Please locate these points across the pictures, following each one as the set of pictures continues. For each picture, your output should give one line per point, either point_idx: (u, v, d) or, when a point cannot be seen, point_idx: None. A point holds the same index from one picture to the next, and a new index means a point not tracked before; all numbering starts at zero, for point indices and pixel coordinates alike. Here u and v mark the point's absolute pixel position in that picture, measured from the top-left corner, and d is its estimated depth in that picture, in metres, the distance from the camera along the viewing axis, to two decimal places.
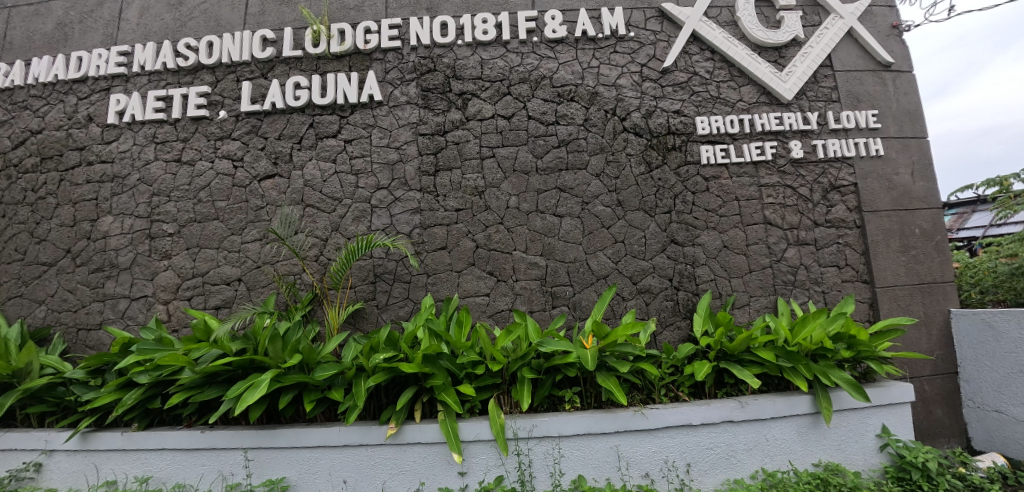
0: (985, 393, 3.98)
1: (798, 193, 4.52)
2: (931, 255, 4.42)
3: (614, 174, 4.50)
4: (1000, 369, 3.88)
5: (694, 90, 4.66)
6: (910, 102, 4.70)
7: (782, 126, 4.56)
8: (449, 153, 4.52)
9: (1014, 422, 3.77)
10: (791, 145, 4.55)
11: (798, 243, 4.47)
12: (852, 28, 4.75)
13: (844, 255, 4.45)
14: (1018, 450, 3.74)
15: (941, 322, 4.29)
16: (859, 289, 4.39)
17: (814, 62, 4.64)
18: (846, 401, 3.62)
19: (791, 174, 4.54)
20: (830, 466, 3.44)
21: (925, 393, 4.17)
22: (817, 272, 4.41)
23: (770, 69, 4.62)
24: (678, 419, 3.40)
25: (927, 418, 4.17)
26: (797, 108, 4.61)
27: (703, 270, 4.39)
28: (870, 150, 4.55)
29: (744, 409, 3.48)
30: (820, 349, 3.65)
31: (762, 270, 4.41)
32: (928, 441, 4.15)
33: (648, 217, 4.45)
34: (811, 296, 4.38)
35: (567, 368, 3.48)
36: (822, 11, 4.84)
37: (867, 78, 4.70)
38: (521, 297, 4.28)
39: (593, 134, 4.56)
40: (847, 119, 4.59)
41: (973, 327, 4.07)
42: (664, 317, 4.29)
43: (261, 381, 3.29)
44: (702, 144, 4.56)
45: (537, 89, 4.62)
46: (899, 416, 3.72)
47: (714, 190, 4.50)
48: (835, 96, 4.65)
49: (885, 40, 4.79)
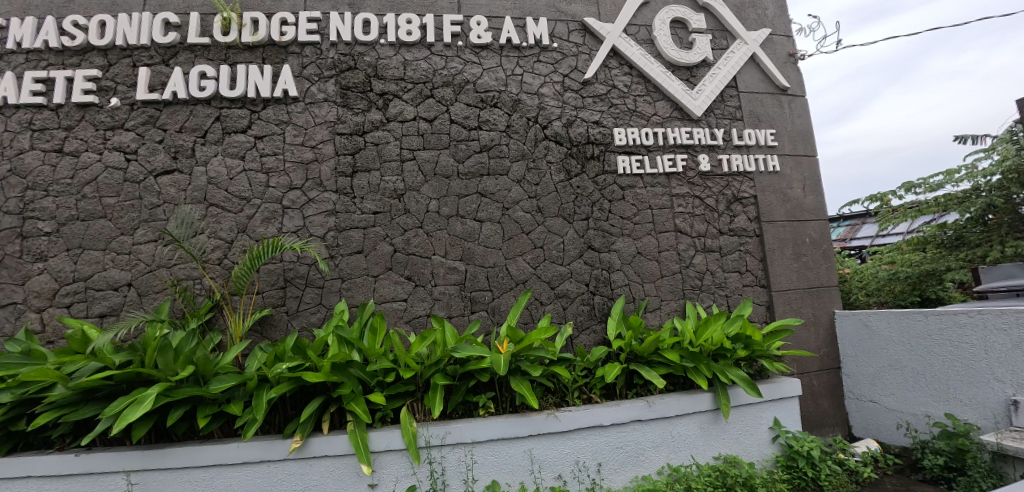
0: (862, 385, 4.44)
1: (705, 203, 4.83)
2: (818, 262, 4.89)
3: (534, 181, 4.59)
4: (873, 364, 4.34)
5: (613, 102, 4.85)
6: (803, 123, 5.18)
7: (691, 140, 4.86)
8: (368, 154, 4.38)
9: (885, 410, 4.23)
10: (699, 159, 4.86)
11: (705, 250, 4.77)
12: (754, 54, 5.15)
13: (744, 262, 4.80)
14: (887, 435, 4.21)
15: (826, 323, 4.75)
16: (757, 292, 4.76)
17: (721, 82, 4.99)
18: (742, 398, 3.90)
19: (699, 185, 4.85)
20: (729, 458, 3.68)
21: (813, 387, 4.59)
22: (721, 277, 4.74)
23: (682, 86, 4.91)
24: (589, 420, 3.50)
25: (815, 410, 4.58)
26: (705, 124, 4.94)
27: (618, 275, 4.57)
28: (768, 166, 4.96)
29: (651, 408, 3.65)
30: (720, 349, 3.91)
31: (672, 276, 4.67)
32: (816, 430, 4.57)
33: (566, 223, 4.57)
34: (715, 300, 4.69)
35: (480, 373, 3.46)
36: (729, 36, 5.21)
37: (766, 99, 5.13)
38: (439, 302, 4.23)
39: (515, 140, 4.61)
40: (749, 136, 4.98)
41: (853, 327, 4.54)
42: (581, 321, 4.42)
43: (146, 396, 2.99)
44: (619, 155, 4.75)
45: (460, 93, 4.60)
46: (788, 409, 4.06)
47: (630, 198, 4.70)
48: (739, 115, 5.03)
49: (782, 66, 5.24)
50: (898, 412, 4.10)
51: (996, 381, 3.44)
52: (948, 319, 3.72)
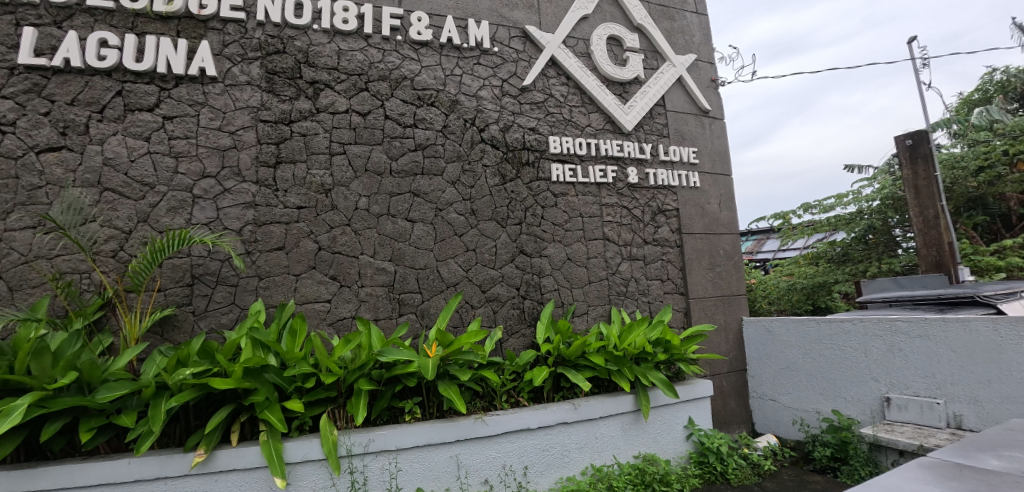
0: (764, 385, 4.85)
1: (632, 214, 5.06)
2: (729, 272, 5.29)
3: (469, 183, 4.56)
4: (774, 366, 4.75)
5: (550, 111, 4.95)
6: (721, 144, 5.60)
7: (622, 153, 5.08)
8: (294, 144, 4.13)
9: (783, 408, 4.64)
10: (628, 171, 5.09)
11: (630, 258, 4.99)
12: (681, 76, 5.49)
13: (666, 270, 5.08)
14: (784, 431, 4.63)
15: (735, 328, 5.15)
16: (676, 299, 5.06)
17: (651, 100, 5.26)
18: (660, 399, 4.11)
19: (627, 196, 5.07)
20: (647, 456, 3.86)
21: (723, 388, 4.93)
22: (644, 284, 4.98)
23: (615, 101, 5.13)
24: (516, 424, 3.51)
25: (724, 408, 4.92)
26: (635, 138, 5.18)
27: (548, 280, 4.66)
28: (689, 182, 5.30)
29: (576, 410, 3.74)
30: (641, 353, 4.10)
31: (599, 282, 4.84)
32: (723, 428, 4.90)
33: (499, 227, 4.59)
34: (638, 306, 4.92)
35: (407, 378, 3.36)
36: (660, 57, 5.51)
37: (690, 119, 5.48)
38: (365, 304, 4.07)
39: (451, 141, 4.56)
40: (673, 153, 5.29)
41: (757, 332, 4.95)
42: (510, 325, 4.45)
43: (13, 408, 2.57)
44: (553, 162, 4.85)
45: (397, 89, 4.48)
46: (701, 409, 4.33)
47: (562, 205, 4.82)
48: (665, 132, 5.33)
49: (705, 89, 5.63)
50: (794, 410, 4.52)
51: (872, 381, 3.89)
52: (836, 326, 4.14)
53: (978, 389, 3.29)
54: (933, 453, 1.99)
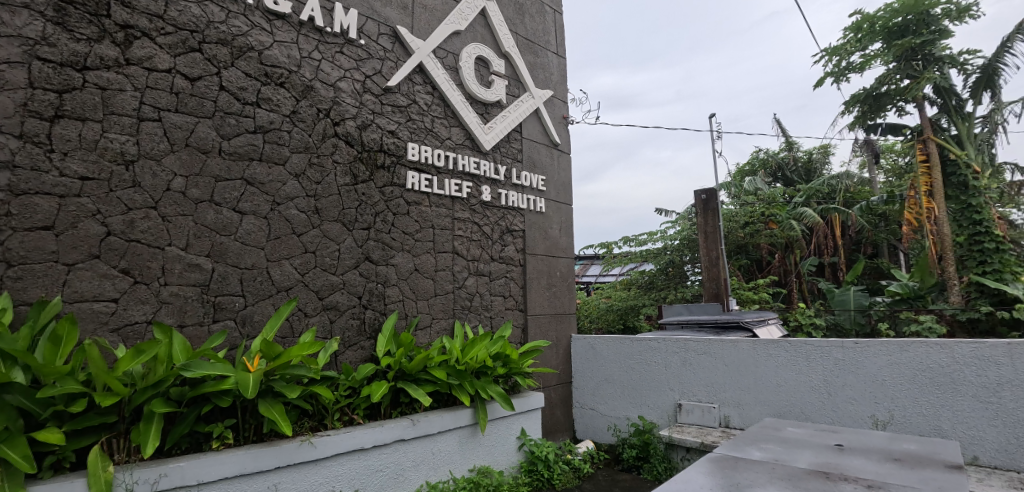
0: (585, 396, 5.35)
1: (482, 230, 5.17)
2: (563, 292, 5.78)
3: (315, 178, 4.14)
4: (594, 379, 5.29)
5: (412, 117, 4.83)
6: (565, 176, 6.13)
7: (478, 170, 5.19)
8: (85, 97, 3.21)
9: (600, 416, 5.18)
10: (482, 189, 5.22)
11: (477, 274, 5.09)
12: (538, 108, 5.89)
13: (508, 288, 5.30)
14: (599, 436, 5.17)
15: (564, 344, 5.60)
16: (516, 315, 5.30)
17: (509, 125, 5.52)
18: (497, 411, 4.22)
19: (480, 213, 5.18)
20: (481, 469, 3.92)
21: (551, 399, 5.28)
22: (487, 300, 5.11)
23: (477, 119, 5.24)
24: (349, 444, 3.23)
25: (551, 418, 5.25)
26: (492, 159, 5.36)
27: (393, 290, 4.47)
28: (536, 207, 5.67)
29: (415, 426, 3.61)
30: (482, 367, 4.16)
31: (444, 295, 4.82)
32: (550, 436, 5.20)
33: (345, 230, 4.25)
34: (480, 320, 5.02)
35: (218, 397, 2.84)
36: (521, 87, 5.83)
37: (542, 149, 5.89)
38: (168, 306, 3.35)
39: (298, 129, 4.10)
40: (524, 178, 5.61)
41: (582, 348, 5.46)
42: (348, 337, 4.12)
43: None
44: (409, 170, 4.72)
45: (239, 59, 3.86)
46: (533, 419, 4.57)
47: (414, 214, 4.70)
48: (519, 157, 5.63)
49: (556, 125, 6.13)
50: (608, 417, 5.09)
51: (669, 390, 4.60)
52: (644, 344, 4.81)
53: (741, 395, 4.13)
54: (717, 449, 2.35)
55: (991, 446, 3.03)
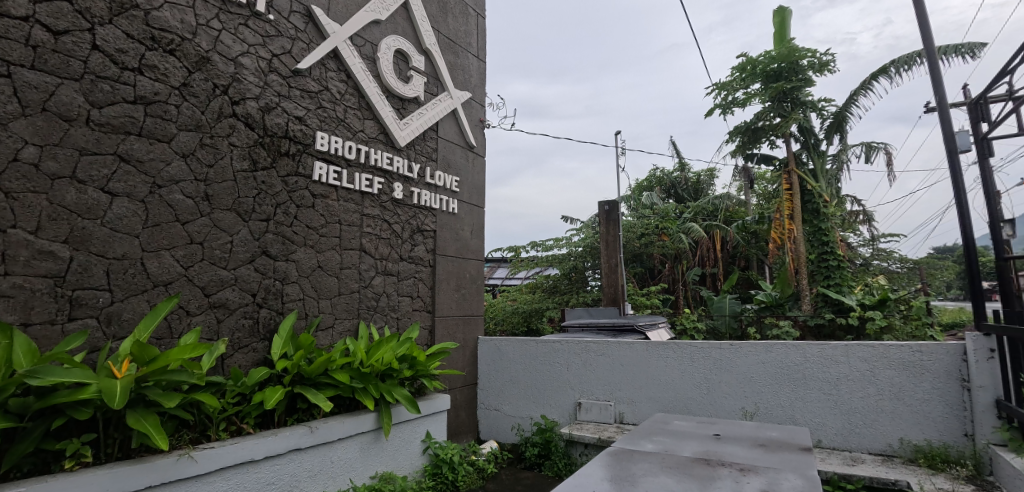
0: (490, 397, 5.41)
1: (392, 228, 5.00)
2: (471, 294, 5.79)
3: (207, 161, 3.71)
4: (499, 380, 5.37)
5: (322, 104, 4.54)
6: (479, 179, 6.14)
7: (391, 166, 5.02)
8: None
9: (504, 416, 5.27)
10: (394, 186, 5.05)
11: (384, 273, 4.90)
12: (455, 109, 5.87)
13: (417, 288, 5.17)
14: (502, 436, 5.26)
15: (471, 346, 5.60)
16: (423, 316, 5.19)
17: (426, 123, 5.41)
18: (402, 415, 4.10)
19: (390, 211, 5.01)
20: (384, 475, 3.78)
21: (456, 401, 5.26)
22: (395, 300, 4.95)
23: (393, 114, 5.07)
24: (237, 457, 2.93)
25: (456, 420, 5.22)
26: (406, 156, 5.21)
27: (292, 288, 4.15)
28: (448, 208, 5.61)
29: (313, 434, 3.38)
30: (387, 370, 4.01)
31: (349, 294, 4.59)
32: (454, 438, 5.17)
33: (239, 220, 3.86)
34: (386, 322, 4.85)
35: (75, 409, 2.42)
36: (440, 86, 5.76)
37: (457, 151, 5.85)
38: (7, 301, 2.77)
39: (189, 104, 3.64)
40: (438, 178, 5.53)
41: (488, 350, 5.51)
42: (238, 339, 3.75)
43: None
44: (317, 160, 4.43)
45: (119, 15, 3.33)
46: (438, 422, 4.51)
47: (320, 208, 4.41)
48: (434, 157, 5.54)
49: (473, 127, 6.13)
50: (512, 417, 5.20)
51: (570, 390, 4.83)
52: (549, 346, 5.00)
53: (634, 392, 4.47)
54: (615, 443, 2.52)
55: (831, 430, 3.62)
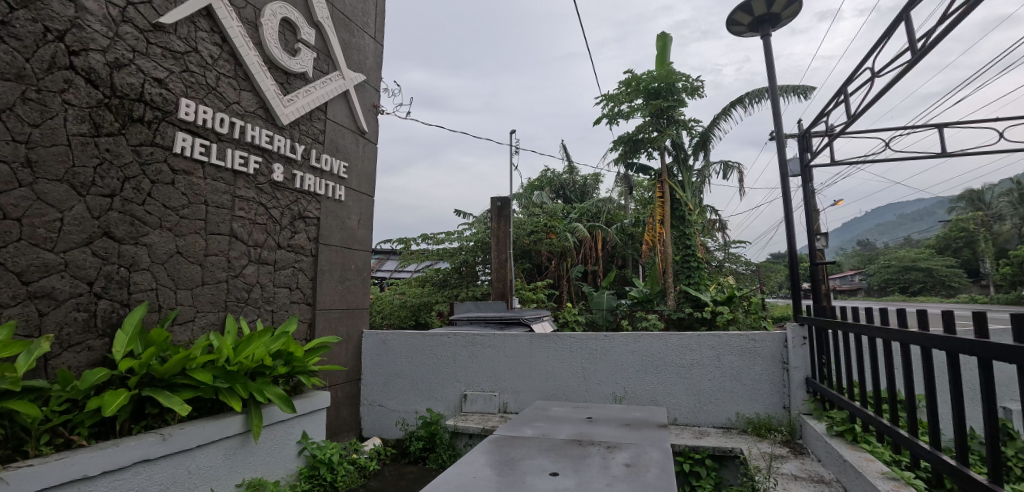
0: (374, 393, 5.24)
1: (269, 214, 4.56)
2: (357, 287, 5.44)
3: (30, 118, 3.13)
4: (384, 375, 5.22)
5: (189, 68, 4.03)
6: (369, 166, 5.78)
7: (271, 145, 4.57)
8: None
9: (388, 412, 5.15)
10: (274, 167, 4.61)
11: (258, 262, 4.46)
12: (347, 91, 5.50)
13: (296, 279, 4.77)
14: (386, 432, 5.14)
15: (355, 341, 5.33)
16: (302, 309, 4.79)
17: (314, 101, 5.01)
18: (275, 415, 3.77)
19: (268, 194, 4.56)
20: (252, 482, 3.46)
21: (337, 398, 4.99)
22: (269, 292, 4.53)
23: (275, 88, 4.64)
24: (62, 475, 2.49)
25: (337, 418, 4.97)
26: (288, 135, 4.77)
27: (142, 276, 3.62)
28: (334, 194, 5.19)
29: (165, 442, 2.99)
30: (258, 367, 3.65)
31: (215, 284, 4.11)
32: (334, 438, 4.91)
33: (73, 193, 3.29)
34: (259, 315, 4.43)
35: None
36: (331, 64, 5.38)
37: (347, 135, 5.46)
38: None
39: (8, 48, 3.06)
40: (325, 162, 5.13)
41: (373, 344, 5.31)
42: (67, 335, 3.19)
43: None
44: (179, 130, 3.90)
45: None
46: (317, 421, 4.23)
47: (181, 185, 3.89)
48: (321, 139, 5.12)
49: (366, 112, 5.76)
50: (397, 412, 5.10)
51: (456, 382, 4.88)
52: (436, 339, 4.99)
53: (518, 383, 4.66)
54: (496, 430, 2.61)
55: (684, 409, 4.14)
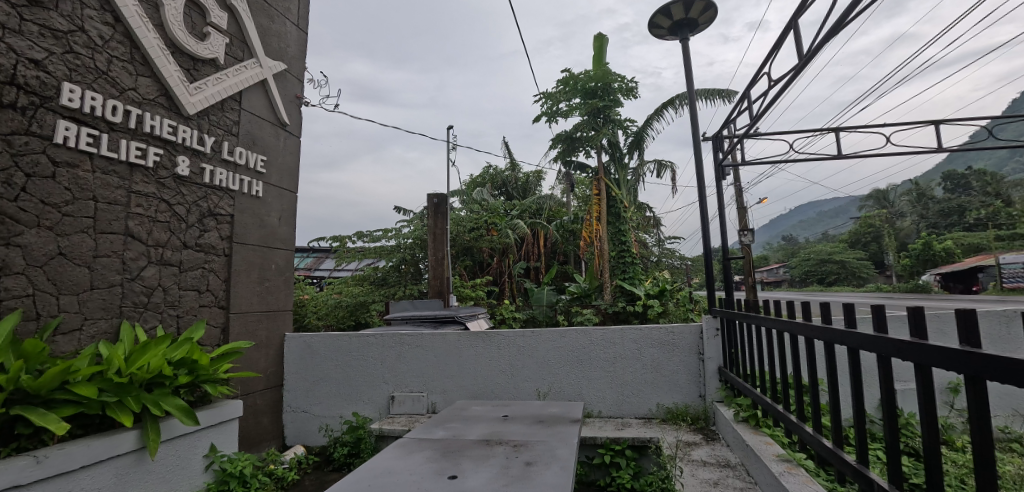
0: (298, 398, 5.00)
1: (173, 210, 4.21)
2: (279, 287, 5.13)
3: None
4: (308, 379, 4.99)
5: (73, 49, 3.64)
6: (293, 161, 5.45)
7: (174, 136, 4.20)
8: None
9: (313, 418, 4.93)
10: (178, 160, 4.24)
11: (160, 263, 4.12)
12: (266, 80, 5.15)
13: (206, 281, 4.43)
14: (311, 439, 4.93)
15: (277, 345, 5.04)
16: (214, 314, 4.47)
17: (225, 90, 4.67)
18: (176, 429, 3.48)
19: (171, 189, 4.20)
20: None
21: (256, 406, 4.71)
22: (174, 296, 4.19)
23: (180, 74, 4.27)
24: None
25: (256, 427, 4.71)
26: (195, 126, 4.41)
27: (15, 281, 3.26)
28: (251, 190, 4.86)
29: (39, 465, 2.68)
30: (155, 377, 3.33)
31: (107, 288, 3.75)
32: (253, 448, 4.65)
33: None
34: (161, 321, 4.09)
35: None
36: (247, 50, 5.02)
37: (265, 127, 5.14)
38: None
39: None
40: (239, 155, 4.78)
41: (296, 347, 5.05)
42: None
43: None
44: (61, 118, 3.52)
45: None
46: (227, 432, 3.95)
47: (63, 179, 3.52)
48: (235, 131, 4.78)
49: (287, 103, 5.43)
50: (322, 418, 4.90)
51: (384, 383, 4.74)
52: (363, 340, 4.82)
53: (447, 382, 4.59)
54: (407, 434, 2.54)
55: (609, 402, 4.25)
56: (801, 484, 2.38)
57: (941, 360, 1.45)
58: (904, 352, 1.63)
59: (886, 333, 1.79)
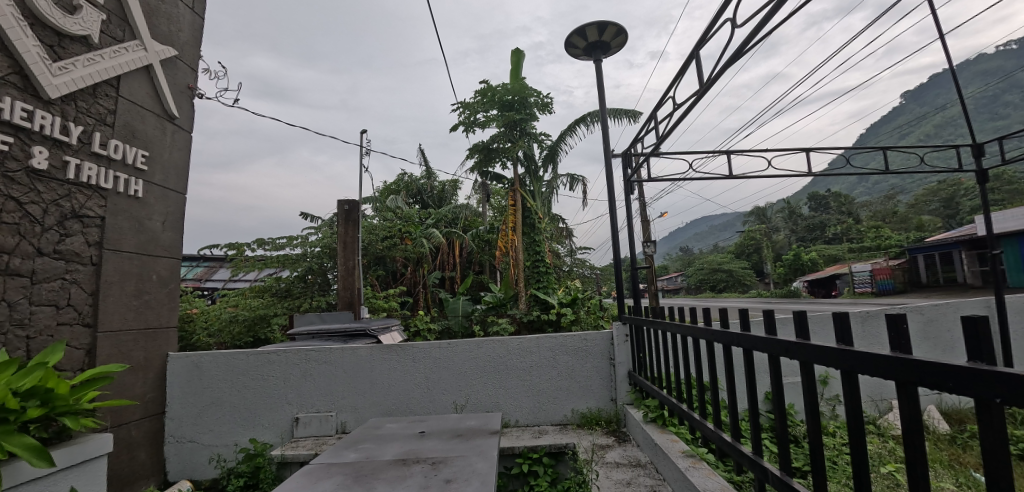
0: (183, 427, 4.43)
1: (23, 210, 3.59)
2: (160, 301, 4.51)
3: None
4: (196, 403, 4.44)
5: None
6: (181, 158, 4.84)
7: (28, 122, 3.58)
8: None
9: (202, 447, 4.40)
10: (33, 151, 3.62)
11: (5, 273, 3.48)
12: (150, 65, 4.56)
13: (66, 294, 3.79)
14: (199, 472, 4.39)
15: (157, 366, 4.43)
16: (76, 333, 3.82)
17: (98, 74, 4.05)
18: (21, 473, 2.88)
19: (21, 185, 3.58)
20: None
21: (129, 439, 4.09)
22: (22, 313, 3.54)
23: (38, 50, 3.65)
24: None
25: (130, 462, 4.10)
26: (57, 112, 3.79)
27: None
28: (128, 189, 4.24)
29: None
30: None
31: None
32: (125, 488, 4.05)
33: None
34: (5, 342, 3.43)
35: None
36: (128, 31, 4.42)
37: (148, 119, 4.53)
38: None
39: None
40: (114, 148, 4.15)
41: (181, 368, 4.47)
42: None
43: None
44: None
45: None
46: (89, 473, 3.36)
47: None
48: (109, 120, 4.16)
49: (176, 93, 4.85)
50: (214, 447, 4.39)
51: (287, 404, 4.37)
52: (262, 357, 4.40)
53: (359, 399, 4.34)
54: (315, 459, 2.34)
55: (526, 410, 4.29)
56: (704, 477, 2.55)
57: (823, 357, 1.62)
58: (791, 352, 1.81)
59: (775, 335, 1.99)
